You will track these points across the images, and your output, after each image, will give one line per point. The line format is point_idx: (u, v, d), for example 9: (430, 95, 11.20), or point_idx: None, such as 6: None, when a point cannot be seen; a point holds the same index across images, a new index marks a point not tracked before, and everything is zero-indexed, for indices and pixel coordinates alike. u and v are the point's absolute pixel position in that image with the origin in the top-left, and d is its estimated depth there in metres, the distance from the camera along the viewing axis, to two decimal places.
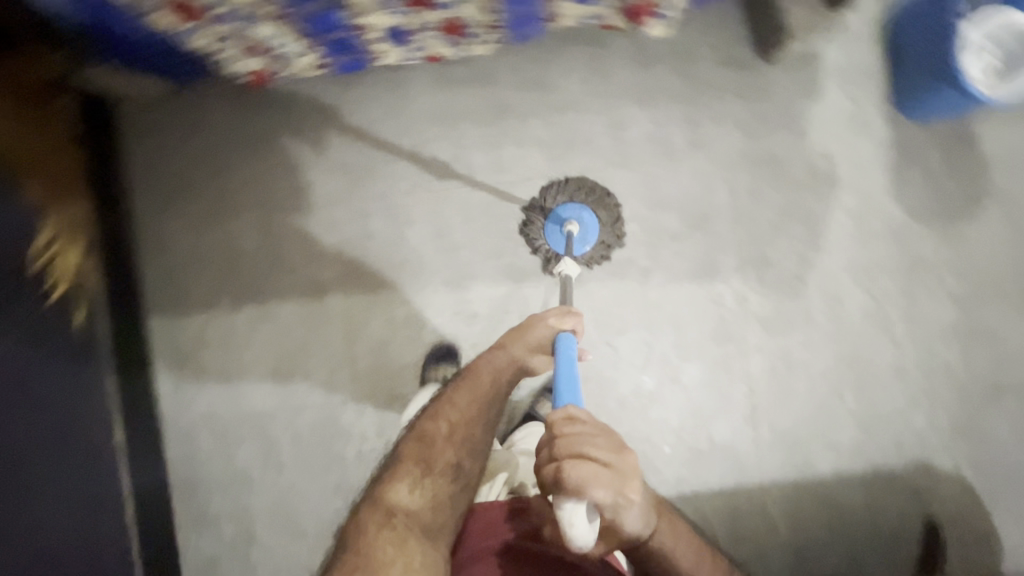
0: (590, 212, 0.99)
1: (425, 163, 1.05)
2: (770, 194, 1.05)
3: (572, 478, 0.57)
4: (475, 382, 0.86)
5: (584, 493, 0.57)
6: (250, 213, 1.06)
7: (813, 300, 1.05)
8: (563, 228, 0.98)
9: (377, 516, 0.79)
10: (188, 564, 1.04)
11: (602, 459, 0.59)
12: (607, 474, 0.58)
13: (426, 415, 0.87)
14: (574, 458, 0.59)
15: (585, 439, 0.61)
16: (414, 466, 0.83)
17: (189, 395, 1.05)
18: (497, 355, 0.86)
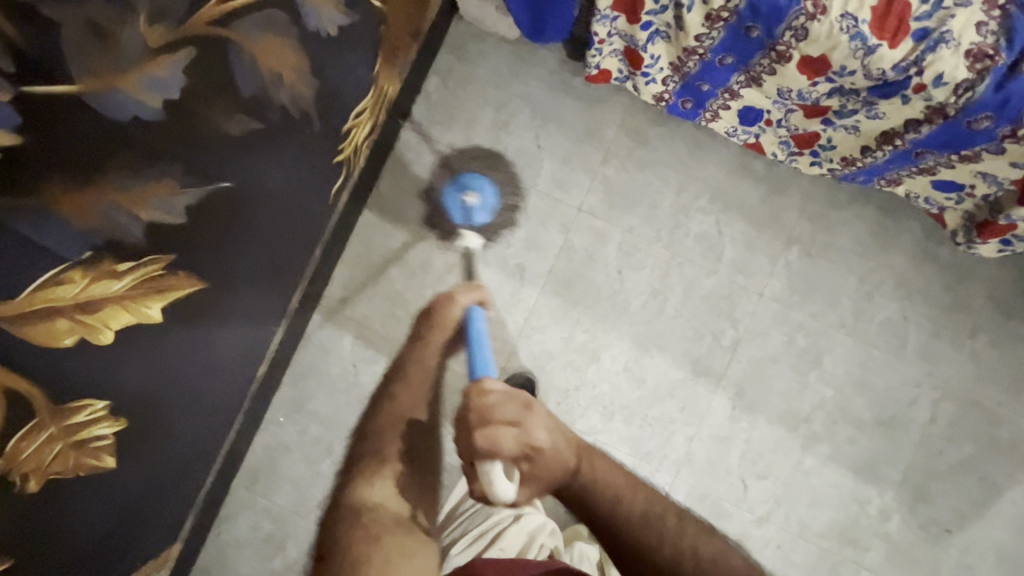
0: (492, 192, 1.02)
1: (680, 224, 1.04)
2: (966, 439, 1.02)
3: (480, 443, 0.60)
4: (410, 379, 0.86)
5: (494, 452, 0.60)
6: (504, 173, 1.05)
7: (947, 557, 1.01)
8: (460, 198, 1.01)
9: (338, 518, 0.68)
10: (262, 437, 1.04)
11: (504, 420, 0.61)
12: (509, 426, 0.61)
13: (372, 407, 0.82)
14: (481, 422, 0.61)
15: (493, 405, 0.63)
16: (373, 456, 0.74)
17: (357, 295, 1.05)
18: (424, 349, 0.89)
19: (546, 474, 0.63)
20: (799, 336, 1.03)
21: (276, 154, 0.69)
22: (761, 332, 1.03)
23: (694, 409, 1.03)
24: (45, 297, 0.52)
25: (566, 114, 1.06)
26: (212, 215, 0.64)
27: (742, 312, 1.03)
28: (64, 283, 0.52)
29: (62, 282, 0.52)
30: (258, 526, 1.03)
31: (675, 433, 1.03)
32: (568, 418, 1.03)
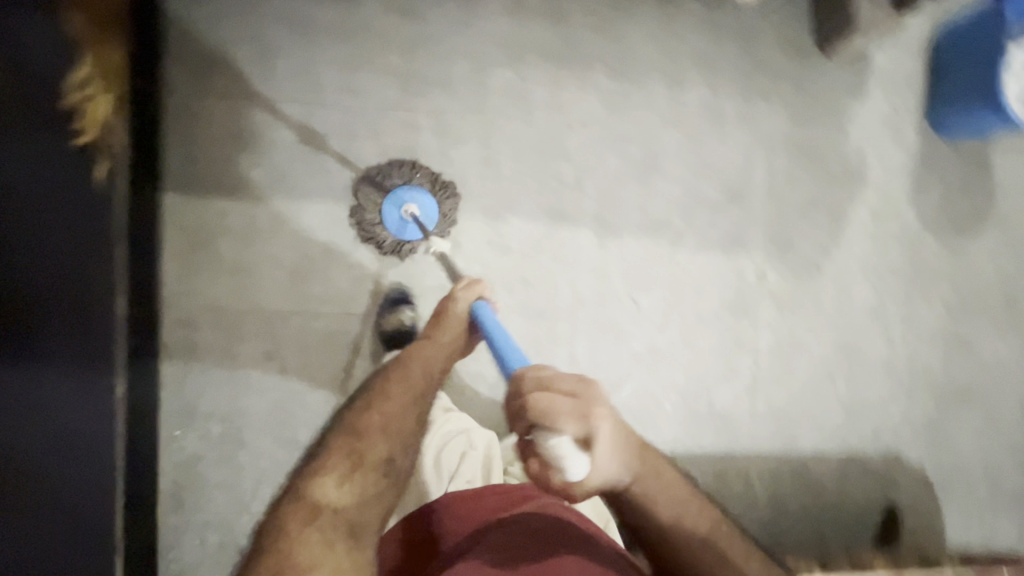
0: (426, 194, 1.00)
1: (483, 86, 1.03)
2: (804, 181, 1.09)
3: (539, 411, 0.50)
4: (407, 375, 0.81)
5: (552, 421, 0.50)
6: (291, 100, 1.00)
7: (824, 287, 1.11)
8: (403, 213, 0.99)
9: (301, 513, 0.68)
10: (167, 459, 0.99)
11: (568, 390, 0.52)
12: (572, 400, 0.51)
13: (356, 410, 0.79)
14: (541, 389, 0.52)
15: (553, 378, 0.54)
16: (344, 458, 0.73)
17: (197, 280, 0.99)
18: (430, 345, 0.84)
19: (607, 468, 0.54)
20: (631, 147, 1.06)
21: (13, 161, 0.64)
22: (597, 158, 1.05)
23: (565, 253, 1.05)
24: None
25: (329, 20, 1.01)
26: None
27: (573, 147, 1.05)
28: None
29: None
30: (204, 540, 1.00)
31: (557, 282, 1.05)
32: None
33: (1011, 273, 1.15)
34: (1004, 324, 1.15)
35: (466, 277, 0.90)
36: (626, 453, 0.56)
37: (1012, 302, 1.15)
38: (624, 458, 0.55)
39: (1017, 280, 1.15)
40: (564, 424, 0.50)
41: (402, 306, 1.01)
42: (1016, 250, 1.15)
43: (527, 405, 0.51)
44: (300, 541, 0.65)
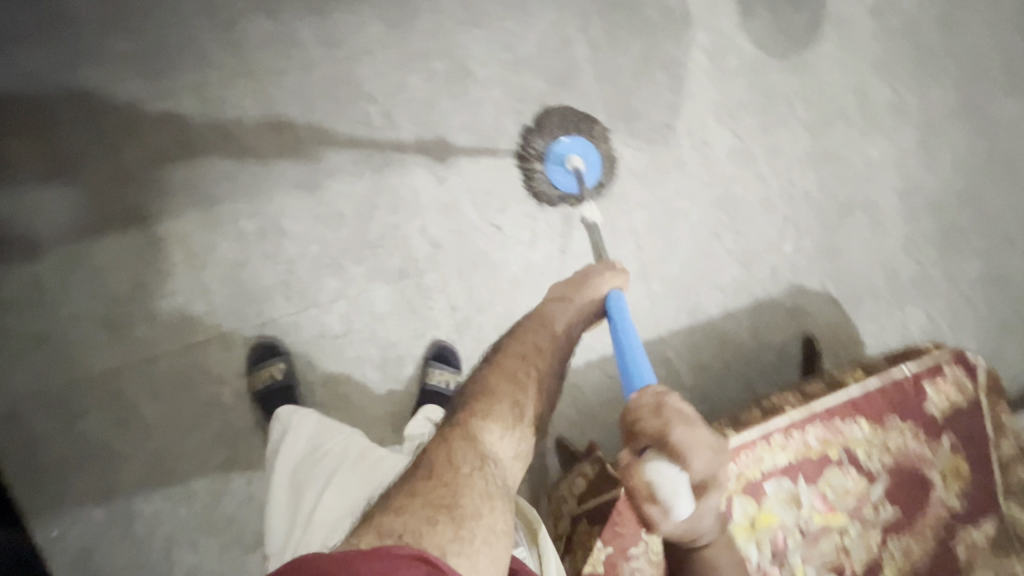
0: (591, 146, 0.91)
1: (243, 47, 0.89)
2: (628, 42, 1.00)
3: (676, 442, 0.48)
4: (546, 328, 0.72)
5: (687, 458, 0.48)
6: (28, 133, 0.86)
7: (683, 146, 1.05)
8: (566, 166, 0.90)
9: (470, 453, 0.57)
10: (55, 561, 0.90)
11: (708, 441, 0.49)
12: (711, 451, 0.48)
13: (506, 356, 0.69)
14: (683, 424, 0.49)
15: (688, 416, 0.51)
16: (505, 405, 0.62)
17: (6, 365, 0.88)
18: (556, 307, 0.73)
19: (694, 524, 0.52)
20: (432, 62, 0.94)
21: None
22: (399, 86, 0.93)
23: (403, 201, 0.95)
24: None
25: (36, 27, 0.87)
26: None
27: (369, 80, 0.92)
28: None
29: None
30: None
31: (406, 234, 0.96)
32: (309, 302, 0.94)
33: (859, 70, 1.11)
34: (866, 125, 1.13)
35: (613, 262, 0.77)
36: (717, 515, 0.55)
37: (868, 99, 1.12)
38: (711, 523, 0.54)
39: (868, 77, 1.12)
40: (695, 467, 0.48)
41: (271, 359, 0.91)
42: (857, 46, 1.11)
43: (666, 435, 0.49)
44: (464, 486, 0.54)
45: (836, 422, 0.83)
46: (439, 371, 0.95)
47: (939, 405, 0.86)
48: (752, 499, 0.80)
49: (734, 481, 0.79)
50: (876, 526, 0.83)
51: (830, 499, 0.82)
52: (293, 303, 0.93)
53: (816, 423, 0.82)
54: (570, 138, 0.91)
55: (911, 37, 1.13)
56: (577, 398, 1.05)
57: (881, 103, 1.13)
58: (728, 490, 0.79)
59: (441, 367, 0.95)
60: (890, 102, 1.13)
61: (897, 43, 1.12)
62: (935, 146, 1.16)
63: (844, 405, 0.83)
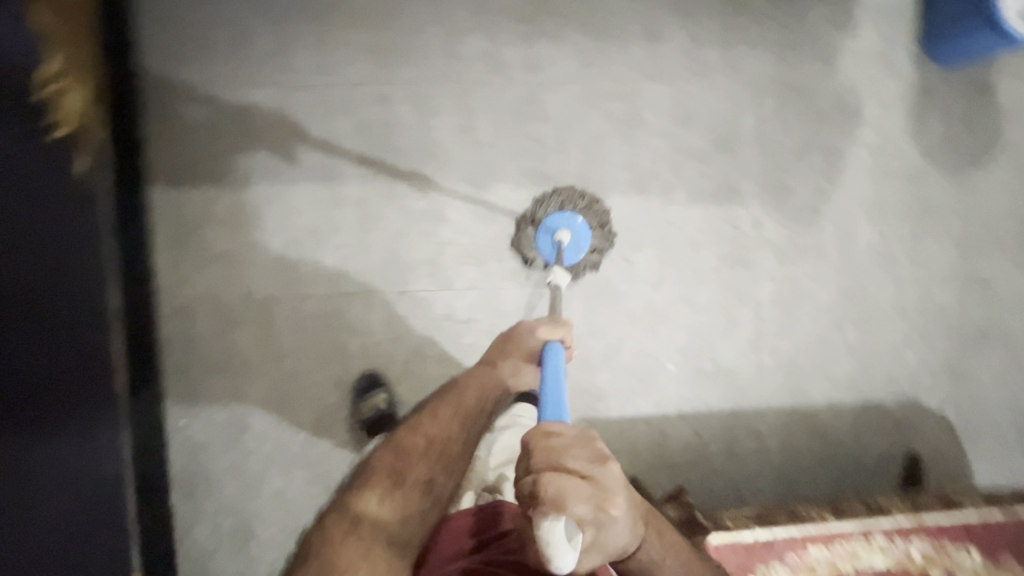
0: (577, 216, 0.98)
1: (456, 56, 1.01)
2: (796, 124, 1.05)
3: (551, 493, 0.47)
4: (459, 394, 0.81)
5: (561, 504, 0.47)
6: (266, 85, 1.00)
7: (825, 232, 1.07)
8: (554, 239, 0.98)
9: (344, 521, 0.71)
10: (176, 448, 1.02)
11: (578, 471, 0.50)
12: (586, 486, 0.48)
13: (410, 433, 0.78)
14: (550, 470, 0.49)
15: (563, 450, 0.51)
16: (388, 475, 0.75)
17: (191, 270, 1.01)
18: (486, 371, 0.83)
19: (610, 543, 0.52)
20: (612, 104, 1.03)
21: (5, 200, 0.71)
22: (577, 117, 1.03)
23: None
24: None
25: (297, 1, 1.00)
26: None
27: (552, 106, 1.03)
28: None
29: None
30: (218, 525, 1.03)
31: None
32: (446, 283, 1.03)
33: None
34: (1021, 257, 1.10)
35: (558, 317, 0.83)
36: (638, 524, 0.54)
37: None
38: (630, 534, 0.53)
39: None
40: (576, 507, 0.48)
41: (374, 389, 1.02)
42: None
43: (537, 493, 0.48)
44: (337, 551, 0.67)
45: (946, 543, 0.79)
46: None
47: None
48: None
49: (824, 567, 0.77)
50: None
51: None
52: (432, 282, 1.03)
53: (924, 536, 0.79)
54: (561, 213, 0.99)
55: None
56: (660, 444, 1.07)
57: None
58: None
59: None
60: None
61: None
62: None
63: (957, 527, 0.80)
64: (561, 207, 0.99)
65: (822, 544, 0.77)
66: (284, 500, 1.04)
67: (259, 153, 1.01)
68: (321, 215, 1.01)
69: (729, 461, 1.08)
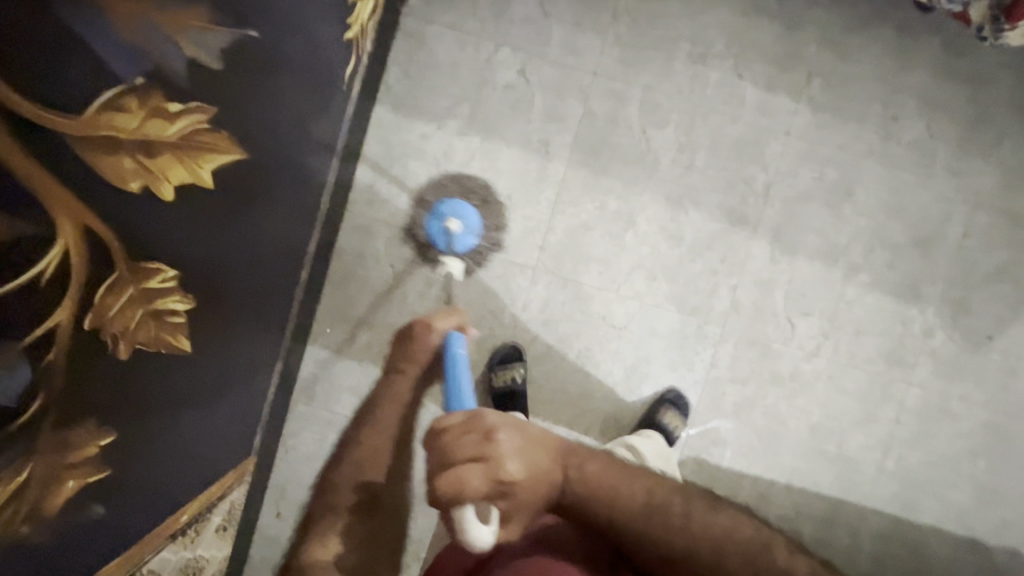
0: (455, 201, 1.01)
1: (700, 78, 1.02)
2: (1000, 248, 1.04)
3: (450, 485, 0.51)
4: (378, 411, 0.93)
5: (465, 491, 0.51)
6: (514, 47, 1.02)
7: (992, 361, 1.05)
8: (444, 226, 1.01)
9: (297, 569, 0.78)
10: (313, 352, 1.05)
11: (470, 456, 0.52)
12: (475, 462, 0.52)
13: (340, 466, 0.90)
14: (444, 467, 0.52)
15: (455, 442, 0.53)
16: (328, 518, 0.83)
17: (384, 195, 1.03)
18: (398, 379, 0.93)
19: (525, 498, 0.55)
20: (829, 169, 1.03)
21: (288, 121, 0.72)
22: (792, 172, 1.03)
23: (734, 258, 1.04)
24: (105, 124, 0.43)
25: None
26: (231, 144, 0.60)
27: (770, 154, 1.03)
28: (123, 110, 0.44)
29: (84, 197, 0.43)
30: (324, 438, 1.05)
31: (717, 284, 1.04)
32: (612, 286, 1.04)
33: None
34: None
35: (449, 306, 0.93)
36: (543, 466, 0.57)
37: None
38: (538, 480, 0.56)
39: None
40: (475, 491, 0.51)
41: (512, 362, 1.03)
42: None
43: (434, 491, 0.52)
44: None
45: None
46: (671, 415, 1.03)
47: None
48: None
49: None
50: None
51: None
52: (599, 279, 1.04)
53: None
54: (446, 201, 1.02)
55: None
56: (760, 508, 1.06)
57: None
58: None
59: (673, 412, 1.03)
60: None
61: None
62: None
63: None
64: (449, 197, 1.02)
65: None
66: None
67: (484, 106, 1.02)
68: (520, 183, 1.03)
69: (819, 549, 1.07)
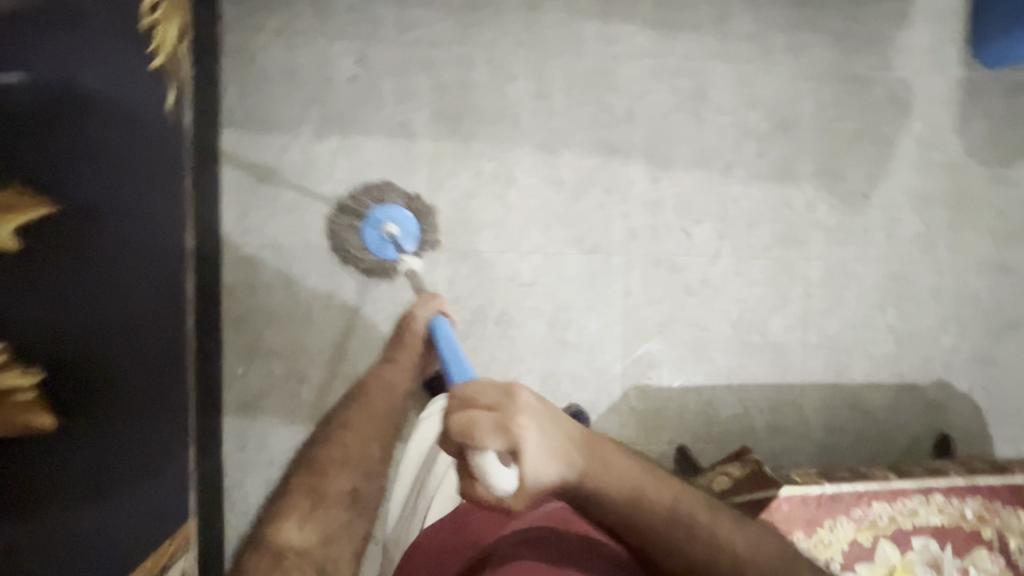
0: (399, 207, 0.98)
1: (537, 22, 1.02)
2: (852, 112, 1.10)
3: (458, 428, 0.43)
4: (369, 404, 0.87)
5: (474, 438, 0.42)
6: (347, 38, 0.99)
7: (874, 217, 1.12)
8: (381, 233, 0.97)
9: (263, 561, 0.65)
10: (231, 397, 1.01)
11: (485, 402, 0.43)
12: (491, 411, 0.43)
13: (328, 446, 0.81)
14: (459, 407, 0.44)
15: (475, 390, 0.45)
16: (306, 500, 0.73)
17: (258, 219, 1.00)
18: (389, 368, 0.90)
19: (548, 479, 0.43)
20: (681, 80, 1.06)
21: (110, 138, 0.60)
22: (647, 91, 1.05)
23: (617, 186, 1.06)
24: None
25: None
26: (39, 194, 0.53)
27: (623, 79, 1.05)
28: None
29: None
30: (269, 479, 1.01)
31: (610, 216, 1.06)
32: (511, 247, 1.04)
33: None
34: None
35: (426, 291, 0.88)
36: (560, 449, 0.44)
37: None
38: (565, 467, 0.44)
39: None
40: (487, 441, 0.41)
41: None
42: None
43: (447, 426, 0.44)
44: None
45: (997, 504, 0.83)
46: None
47: None
48: (898, 548, 0.81)
49: (885, 523, 0.81)
50: None
51: None
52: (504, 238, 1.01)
53: (977, 496, 0.83)
54: (379, 208, 0.98)
55: None
56: (708, 413, 1.10)
57: None
58: (878, 529, 0.80)
59: None
60: None
61: None
62: None
63: (1008, 491, 0.84)
64: (385, 199, 0.98)
65: (885, 501, 0.81)
66: None
67: (333, 104, 1.00)
68: (391, 171, 1.01)
69: (773, 436, 1.11)
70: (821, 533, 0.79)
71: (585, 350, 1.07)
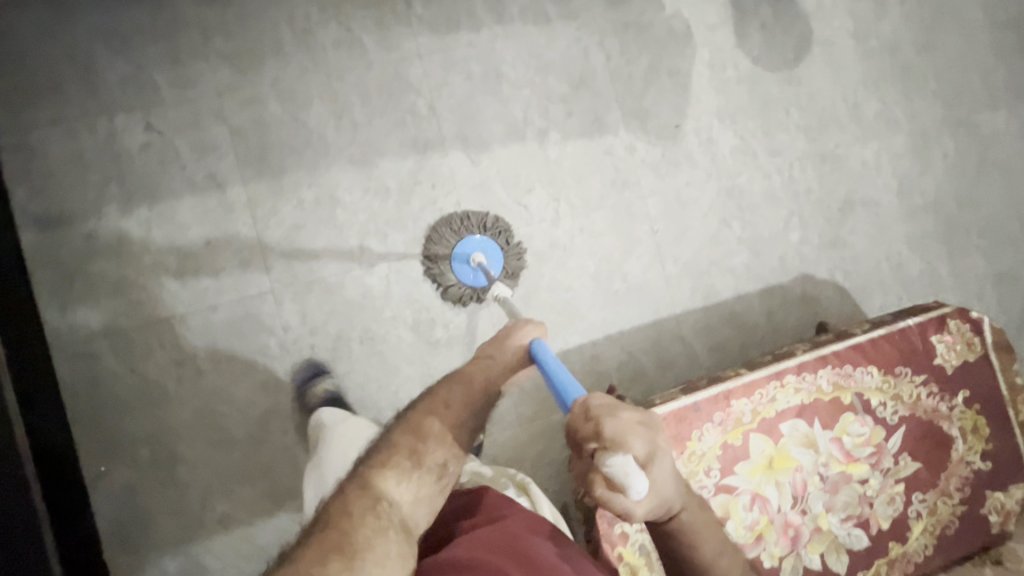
0: (489, 239, 1.04)
1: (316, 48, 1.05)
2: (640, 55, 1.16)
3: (608, 432, 0.49)
4: (470, 385, 0.73)
5: (621, 443, 0.49)
6: (130, 110, 0.99)
7: (691, 143, 1.17)
8: (471, 264, 1.02)
9: (363, 499, 0.63)
10: (102, 499, 0.95)
11: (633, 416, 0.51)
12: (641, 425, 0.50)
13: (416, 409, 0.73)
14: (604, 412, 0.51)
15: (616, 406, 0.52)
16: (406, 453, 0.68)
17: (82, 310, 0.96)
18: (487, 363, 0.74)
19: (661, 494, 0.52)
20: (472, 66, 1.10)
21: None
22: (442, 84, 1.09)
23: (441, 180, 1.08)
24: None
25: (149, 23, 1.00)
26: None
27: (417, 79, 1.08)
28: None
29: None
30: (166, 572, 0.96)
31: (442, 209, 1.07)
32: (353, 264, 1.04)
33: (848, 85, 1.23)
34: (860, 131, 1.23)
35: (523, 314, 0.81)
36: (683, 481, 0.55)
37: (859, 109, 1.23)
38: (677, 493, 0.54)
39: (857, 90, 1.23)
40: (633, 447, 0.49)
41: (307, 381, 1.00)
42: (845, 63, 1.23)
43: (600, 432, 0.50)
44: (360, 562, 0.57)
45: (846, 367, 0.86)
46: None
47: (948, 359, 0.89)
48: (768, 438, 0.82)
49: (749, 418, 0.82)
50: (900, 478, 0.85)
51: (848, 446, 0.84)
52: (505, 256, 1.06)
53: (827, 366, 0.85)
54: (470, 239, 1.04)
55: (892, 58, 1.25)
56: (597, 369, 1.11)
57: (871, 112, 1.24)
58: (744, 426, 0.82)
59: None
60: (880, 113, 1.24)
61: (880, 63, 1.25)
62: (925, 150, 1.26)
63: (854, 352, 0.87)
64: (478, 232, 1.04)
65: (743, 397, 0.82)
66: (233, 524, 0.99)
67: (132, 177, 0.99)
68: (210, 225, 1.00)
69: (663, 372, 1.13)
70: (691, 447, 0.80)
71: (457, 343, 1.07)
